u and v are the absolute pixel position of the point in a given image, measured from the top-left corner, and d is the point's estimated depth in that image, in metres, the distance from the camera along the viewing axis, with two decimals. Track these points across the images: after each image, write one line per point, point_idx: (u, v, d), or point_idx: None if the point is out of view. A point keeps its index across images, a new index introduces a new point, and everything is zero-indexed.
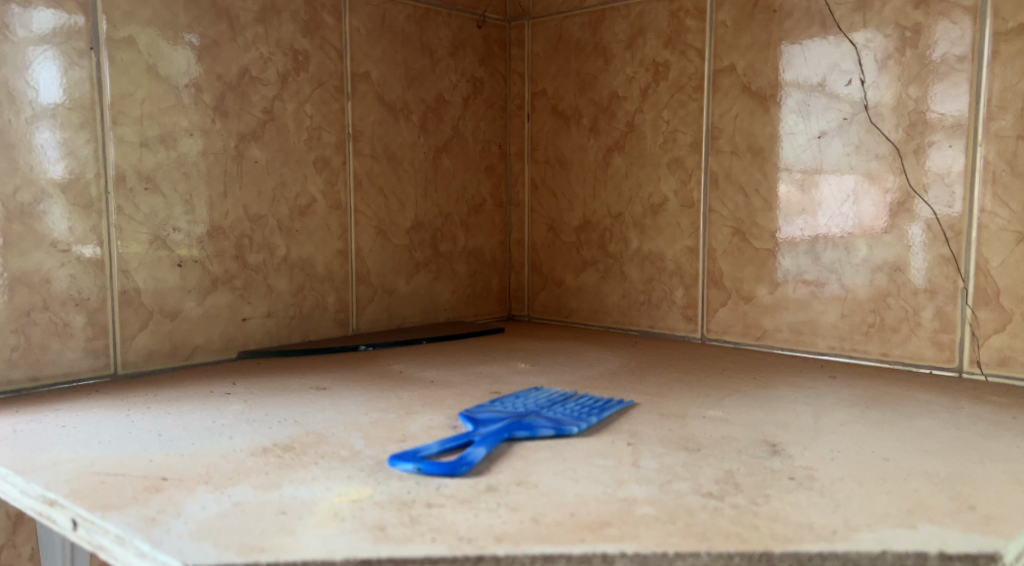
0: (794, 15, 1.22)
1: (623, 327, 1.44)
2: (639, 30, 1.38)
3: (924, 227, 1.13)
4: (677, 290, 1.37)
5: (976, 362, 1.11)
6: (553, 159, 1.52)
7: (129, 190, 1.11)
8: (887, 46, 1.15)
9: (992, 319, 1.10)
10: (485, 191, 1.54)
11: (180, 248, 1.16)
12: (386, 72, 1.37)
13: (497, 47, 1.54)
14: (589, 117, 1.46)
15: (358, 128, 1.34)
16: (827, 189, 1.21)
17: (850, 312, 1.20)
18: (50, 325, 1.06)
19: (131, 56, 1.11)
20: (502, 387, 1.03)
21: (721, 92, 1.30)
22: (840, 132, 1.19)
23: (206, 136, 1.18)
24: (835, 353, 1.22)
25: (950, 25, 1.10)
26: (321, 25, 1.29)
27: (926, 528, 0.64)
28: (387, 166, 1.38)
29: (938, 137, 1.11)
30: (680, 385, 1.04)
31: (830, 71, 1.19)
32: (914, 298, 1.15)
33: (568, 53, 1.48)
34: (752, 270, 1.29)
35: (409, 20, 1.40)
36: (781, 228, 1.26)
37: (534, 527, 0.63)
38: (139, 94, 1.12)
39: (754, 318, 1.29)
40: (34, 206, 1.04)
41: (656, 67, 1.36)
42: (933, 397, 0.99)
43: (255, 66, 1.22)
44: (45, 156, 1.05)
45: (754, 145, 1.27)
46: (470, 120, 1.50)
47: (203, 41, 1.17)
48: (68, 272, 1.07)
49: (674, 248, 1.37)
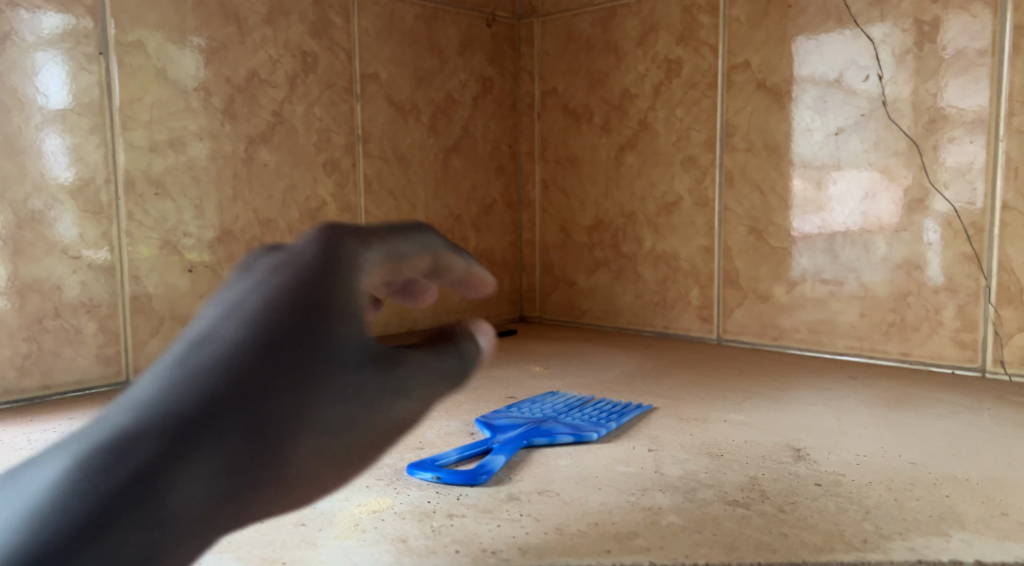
0: (809, 11, 1.20)
1: (637, 327, 1.43)
2: (651, 27, 1.37)
3: (942, 223, 1.12)
4: (692, 290, 1.36)
5: (999, 362, 1.09)
6: (565, 158, 1.50)
7: (139, 195, 1.10)
8: (905, 41, 1.13)
9: (1016, 317, 1.08)
10: (495, 192, 1.52)
11: (191, 253, 1.15)
12: (396, 72, 1.36)
13: (506, 45, 1.52)
14: (601, 116, 1.44)
15: (368, 129, 1.33)
16: (844, 186, 1.19)
17: (869, 311, 1.19)
18: (62, 332, 1.05)
19: (139, 61, 1.09)
20: (518, 392, 1.02)
21: (735, 88, 1.28)
22: (857, 129, 1.18)
23: (216, 140, 1.17)
24: (853, 353, 1.21)
25: (969, 19, 1.08)
26: (330, 26, 1.28)
27: (960, 536, 0.62)
28: (397, 168, 1.37)
29: (958, 133, 1.09)
30: (697, 387, 1.03)
31: (846, 66, 1.18)
32: (935, 297, 1.13)
33: (579, 51, 1.46)
34: (769, 269, 1.28)
35: (417, 20, 1.39)
36: (798, 226, 1.24)
37: (559, 538, 0.62)
38: (149, 99, 1.10)
39: (771, 318, 1.28)
40: (45, 213, 1.03)
41: (668, 64, 1.35)
42: (956, 397, 0.97)
43: (264, 69, 1.21)
44: (53, 155, 1.03)
45: (769, 143, 1.26)
46: (479, 119, 1.49)
47: (211, 44, 1.15)
48: (80, 279, 1.06)
49: (688, 247, 1.35)
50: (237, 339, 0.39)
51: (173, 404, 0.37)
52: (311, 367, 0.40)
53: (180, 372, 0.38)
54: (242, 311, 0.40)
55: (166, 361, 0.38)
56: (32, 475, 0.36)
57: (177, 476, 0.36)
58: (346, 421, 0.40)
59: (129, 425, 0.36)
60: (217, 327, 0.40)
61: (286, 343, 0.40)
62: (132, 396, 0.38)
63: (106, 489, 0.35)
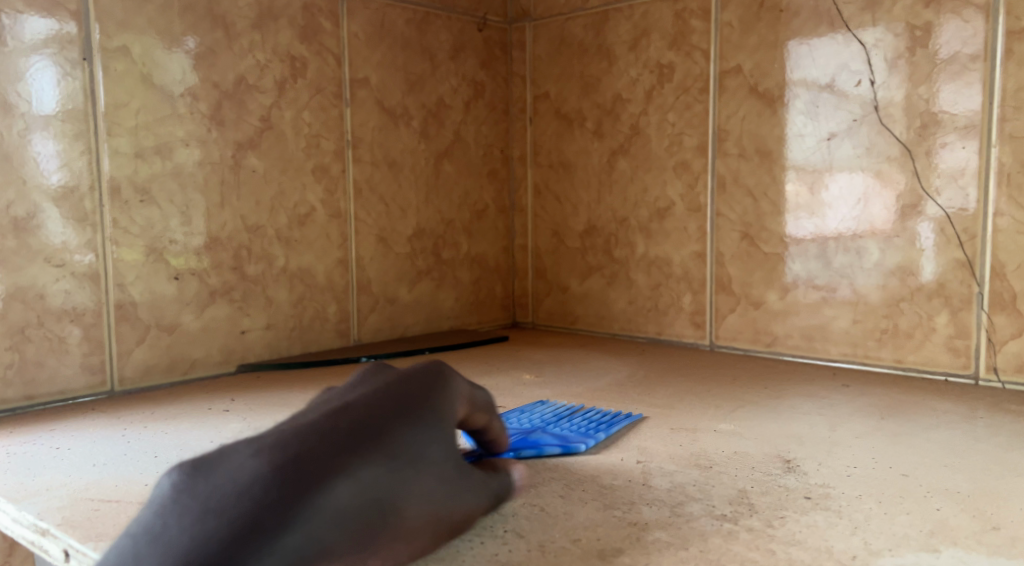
0: (801, 15, 1.20)
1: (630, 333, 1.42)
2: (643, 31, 1.36)
3: (936, 229, 1.11)
4: (685, 295, 1.35)
5: (992, 369, 1.08)
6: (557, 163, 1.49)
7: (124, 203, 1.09)
8: (897, 45, 1.12)
9: (1009, 324, 1.07)
10: (487, 197, 1.51)
11: (177, 260, 1.14)
12: (386, 77, 1.35)
13: (498, 50, 1.51)
14: (593, 120, 1.43)
15: (358, 135, 1.32)
16: (836, 192, 1.18)
17: (862, 317, 1.18)
18: (45, 341, 1.04)
19: (125, 66, 1.08)
20: (507, 401, 1.01)
21: (728, 93, 1.27)
22: (850, 134, 1.17)
23: (203, 146, 1.15)
24: (847, 360, 1.20)
25: (961, 24, 1.07)
26: (319, 30, 1.27)
27: (950, 552, 0.61)
28: (387, 173, 1.36)
29: (951, 138, 1.09)
30: (689, 395, 1.01)
31: (838, 71, 1.17)
32: (928, 304, 1.12)
33: (571, 56, 1.45)
34: (762, 275, 1.26)
35: (408, 24, 1.38)
36: (791, 231, 1.23)
37: (543, 555, 0.61)
38: (134, 105, 1.09)
39: (764, 324, 1.27)
40: (28, 220, 1.02)
41: (660, 69, 1.34)
42: (950, 406, 0.96)
43: (252, 74, 1.20)
44: (42, 152, 1.02)
45: (761, 148, 1.25)
46: (471, 124, 1.48)
47: (198, 49, 1.14)
48: (64, 287, 1.05)
49: (680, 253, 1.34)
50: (383, 425, 0.58)
51: (323, 464, 0.54)
52: (430, 452, 0.59)
53: (347, 437, 0.56)
54: (390, 398, 0.60)
55: (338, 420, 0.57)
56: (220, 475, 0.53)
57: (303, 516, 0.52)
58: (442, 498, 0.59)
59: (290, 468, 0.53)
60: (373, 399, 0.59)
61: (415, 436, 0.58)
62: (302, 442, 0.55)
63: (253, 513, 0.52)
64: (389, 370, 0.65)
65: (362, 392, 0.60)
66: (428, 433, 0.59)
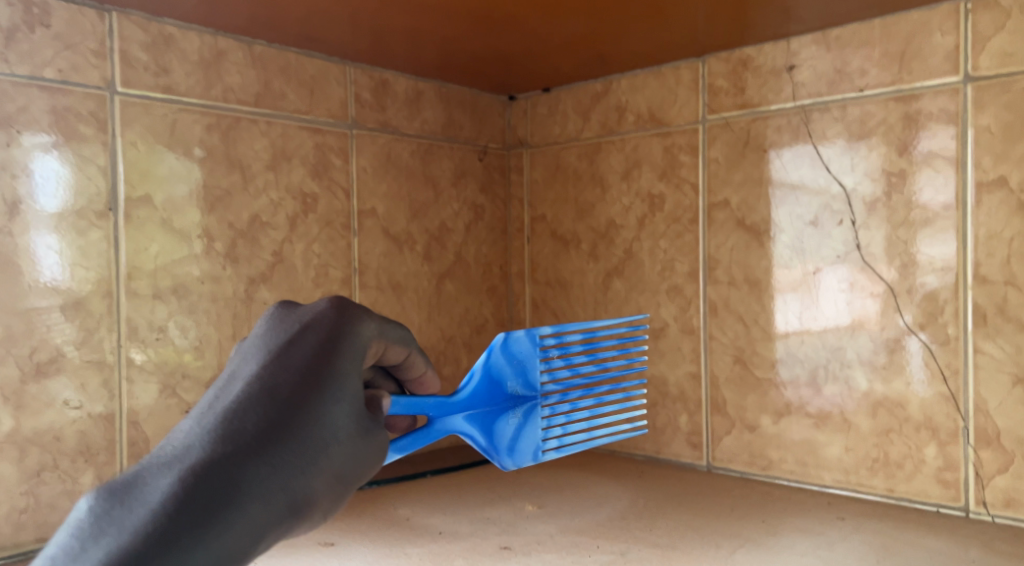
0: (785, 155, 1.26)
1: (629, 451, 1.45)
2: (635, 162, 1.42)
3: (921, 363, 1.16)
4: (681, 416, 1.38)
5: (982, 502, 1.12)
6: (554, 281, 1.54)
7: (141, 342, 1.13)
8: (875, 189, 1.18)
9: (995, 459, 1.11)
10: (486, 312, 1.56)
11: (189, 395, 1.18)
12: (392, 207, 1.41)
13: (497, 174, 1.58)
14: (589, 243, 1.49)
15: (364, 262, 1.37)
16: (823, 324, 1.23)
17: (853, 445, 1.22)
18: (60, 483, 1.07)
19: (146, 213, 1.13)
20: (513, 540, 1.04)
21: (717, 225, 1.33)
22: (835, 269, 1.22)
23: (217, 283, 1.20)
24: (840, 487, 1.23)
25: (933, 173, 1.14)
26: (329, 166, 1.32)
27: None
28: (392, 296, 1.41)
29: (929, 279, 1.14)
30: (689, 531, 1.05)
31: (821, 211, 1.23)
32: (916, 435, 1.17)
33: (567, 181, 1.52)
34: (755, 399, 1.31)
35: (413, 155, 1.44)
36: (781, 359, 1.28)
37: None
38: (154, 248, 1.14)
39: (759, 448, 1.31)
40: (49, 366, 1.06)
41: (651, 198, 1.40)
42: (941, 546, 1.00)
43: (265, 212, 1.25)
44: (68, 299, 1.07)
45: (750, 278, 1.30)
46: (471, 244, 1.53)
47: (214, 192, 1.20)
48: (79, 429, 1.08)
49: (676, 373, 1.39)
50: (282, 413, 0.66)
51: (221, 465, 0.62)
52: (326, 425, 0.67)
53: (246, 435, 0.64)
54: (288, 369, 0.68)
55: (241, 415, 0.65)
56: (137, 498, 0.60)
57: (217, 524, 0.60)
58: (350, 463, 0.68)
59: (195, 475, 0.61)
60: (271, 377, 0.67)
61: (322, 412, 0.67)
62: (202, 447, 0.62)
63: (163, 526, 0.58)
64: (295, 315, 0.73)
65: (261, 370, 0.68)
66: (331, 405, 0.68)
